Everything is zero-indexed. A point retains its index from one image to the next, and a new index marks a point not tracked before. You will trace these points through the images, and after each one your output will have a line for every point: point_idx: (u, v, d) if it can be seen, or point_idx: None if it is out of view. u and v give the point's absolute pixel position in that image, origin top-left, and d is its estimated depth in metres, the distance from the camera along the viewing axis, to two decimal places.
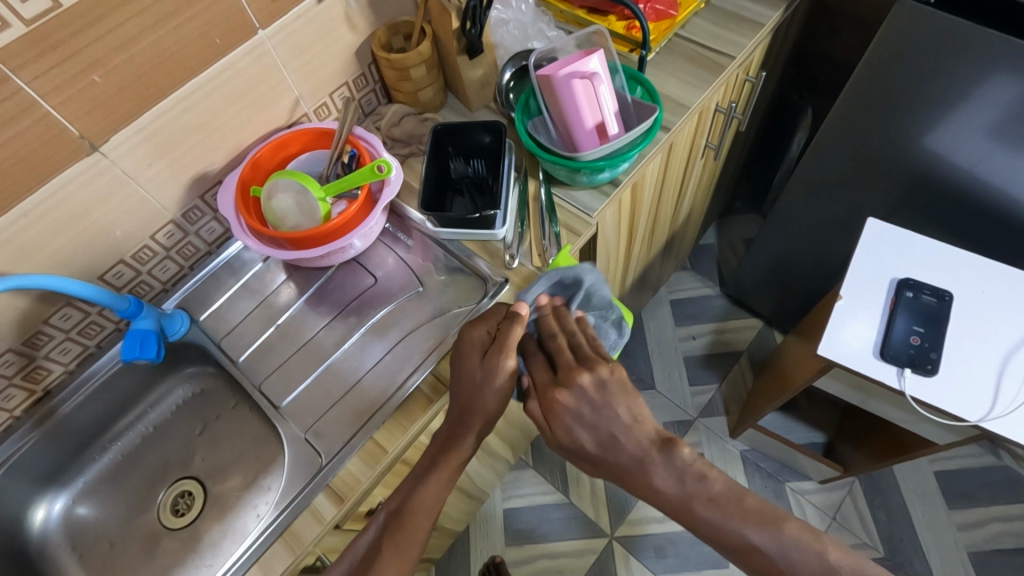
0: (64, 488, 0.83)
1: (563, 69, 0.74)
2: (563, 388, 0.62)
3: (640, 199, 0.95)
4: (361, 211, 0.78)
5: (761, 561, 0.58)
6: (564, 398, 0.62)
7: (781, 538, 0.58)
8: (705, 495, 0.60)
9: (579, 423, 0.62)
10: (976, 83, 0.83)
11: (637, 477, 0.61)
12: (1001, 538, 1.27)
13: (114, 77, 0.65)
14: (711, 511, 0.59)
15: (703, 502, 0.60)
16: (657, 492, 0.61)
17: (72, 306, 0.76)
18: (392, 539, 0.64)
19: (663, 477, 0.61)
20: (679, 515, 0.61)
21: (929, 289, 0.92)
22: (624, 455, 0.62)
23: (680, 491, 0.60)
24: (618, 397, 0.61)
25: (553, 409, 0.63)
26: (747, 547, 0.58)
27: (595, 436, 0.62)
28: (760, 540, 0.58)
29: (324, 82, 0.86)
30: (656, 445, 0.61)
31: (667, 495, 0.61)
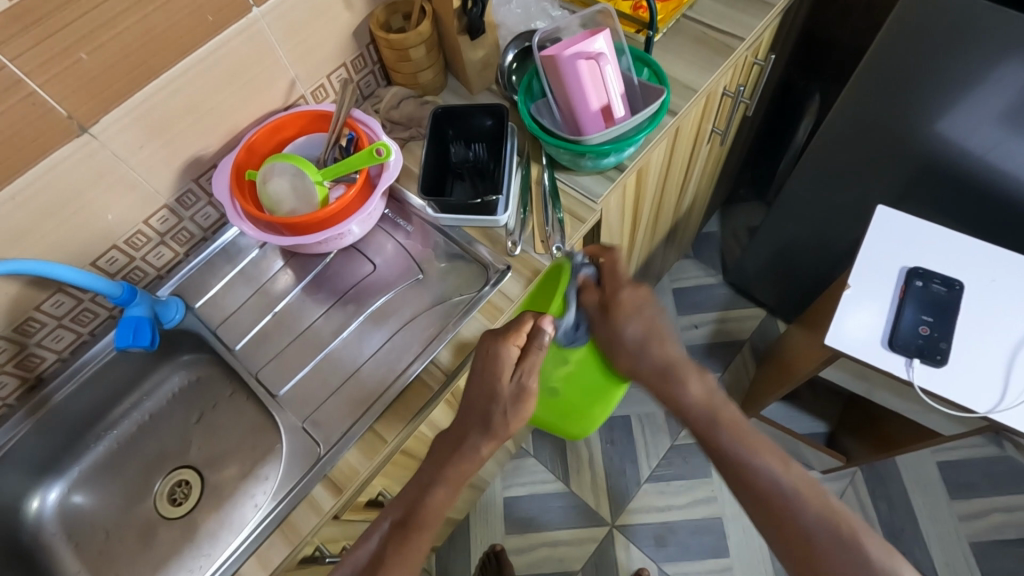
0: (59, 476, 0.82)
1: (568, 49, 0.72)
2: (628, 286, 0.72)
3: (645, 185, 0.93)
4: (359, 196, 0.76)
5: (767, 487, 0.64)
6: (618, 296, 0.72)
7: (787, 470, 0.65)
8: (725, 413, 0.69)
9: (630, 322, 0.71)
10: (991, 66, 0.81)
11: (669, 380, 0.71)
12: (1003, 528, 1.27)
13: (101, 55, 0.63)
14: (730, 436, 0.67)
15: (723, 416, 0.68)
16: (685, 397, 0.70)
17: (64, 292, 0.75)
18: (388, 535, 0.63)
19: (695, 386, 0.71)
20: (698, 424, 0.70)
21: (938, 278, 0.90)
22: (660, 358, 0.71)
23: (705, 398, 0.70)
24: (648, 313, 0.71)
25: (602, 310, 0.72)
26: (750, 466, 0.66)
27: (642, 331, 0.71)
28: (771, 469, 0.65)
29: (321, 63, 0.83)
30: (690, 364, 0.71)
31: (694, 399, 0.70)
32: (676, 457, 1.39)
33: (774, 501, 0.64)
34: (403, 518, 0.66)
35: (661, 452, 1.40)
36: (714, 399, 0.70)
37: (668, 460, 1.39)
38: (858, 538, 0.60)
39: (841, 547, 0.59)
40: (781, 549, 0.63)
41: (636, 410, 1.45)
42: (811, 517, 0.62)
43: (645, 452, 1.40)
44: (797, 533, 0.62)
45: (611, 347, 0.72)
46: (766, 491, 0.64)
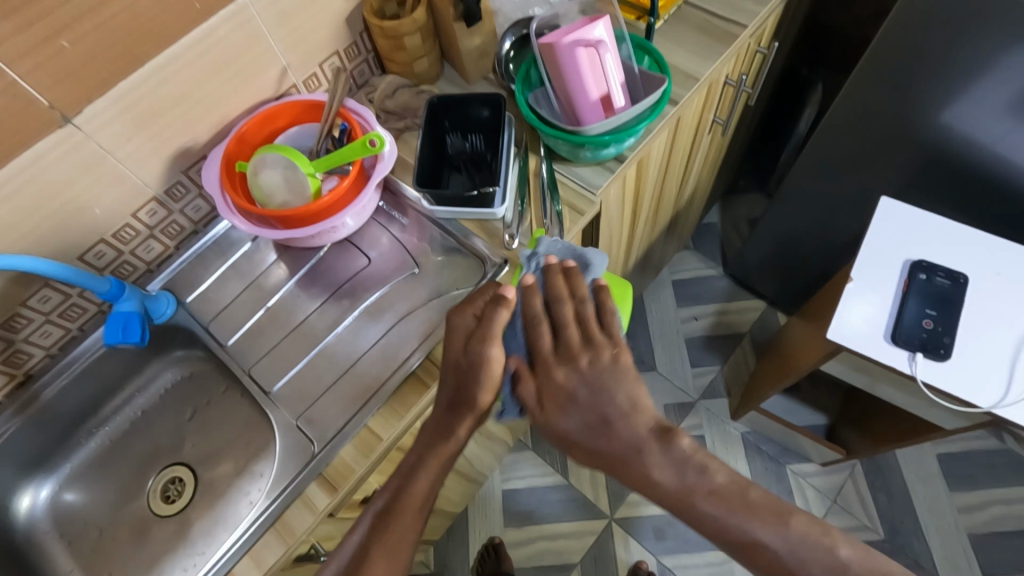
0: (51, 474, 0.81)
1: (567, 37, 0.70)
2: (554, 367, 0.61)
3: (645, 176, 0.92)
4: (353, 188, 0.75)
5: (765, 555, 0.54)
6: (525, 393, 0.63)
7: (786, 530, 0.54)
8: (706, 487, 0.56)
9: (562, 416, 0.61)
10: (1000, 55, 0.78)
11: (625, 467, 0.58)
12: (1002, 520, 1.27)
13: (84, 43, 0.61)
14: (714, 506, 0.55)
15: (702, 493, 0.55)
16: (651, 482, 0.57)
17: (50, 287, 0.73)
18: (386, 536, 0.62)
19: (660, 469, 0.57)
20: (675, 508, 0.57)
21: (943, 271, 0.89)
22: (610, 448, 0.59)
23: (677, 485, 0.56)
24: (566, 407, 0.60)
25: (533, 405, 0.63)
26: (750, 543, 0.54)
27: (581, 422, 0.60)
28: (767, 538, 0.54)
29: (313, 50, 0.81)
30: (653, 436, 0.58)
31: (662, 486, 0.57)
32: None
33: (776, 570, 0.53)
34: (386, 506, 0.63)
35: None
36: (688, 474, 0.56)
37: None
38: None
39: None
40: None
41: None
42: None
43: None
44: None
45: (562, 441, 0.62)
46: (768, 564, 0.54)
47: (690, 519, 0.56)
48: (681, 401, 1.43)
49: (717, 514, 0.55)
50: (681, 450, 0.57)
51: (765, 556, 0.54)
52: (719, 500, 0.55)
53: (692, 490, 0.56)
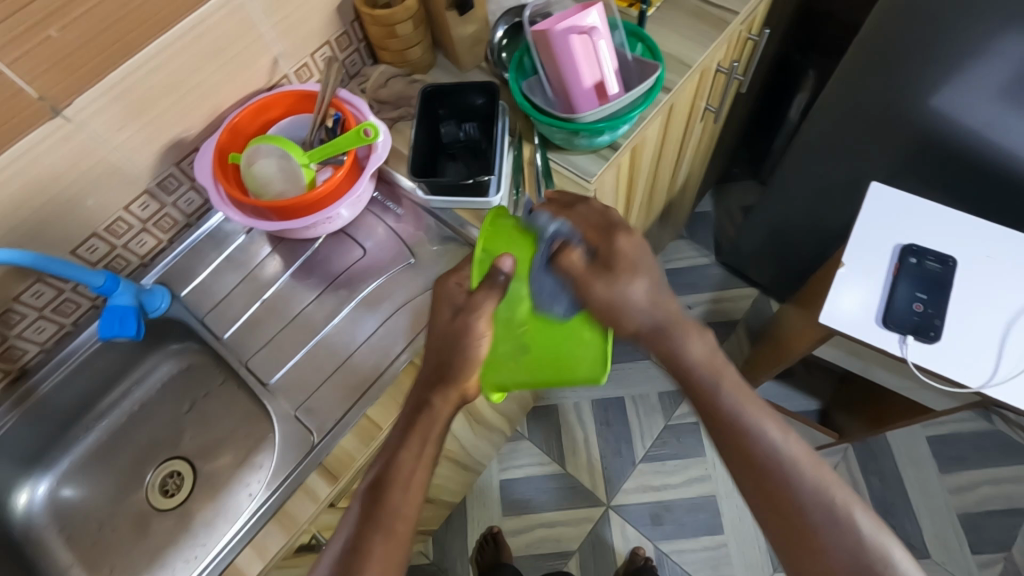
0: (48, 469, 0.81)
1: (560, 23, 0.69)
2: (621, 234, 0.60)
3: (639, 163, 0.92)
4: (348, 177, 0.75)
5: (760, 457, 0.56)
6: (624, 244, 0.60)
7: (787, 437, 0.57)
8: (730, 372, 0.59)
9: (636, 278, 0.59)
10: (991, 39, 0.79)
11: (665, 337, 0.60)
12: (991, 500, 1.29)
13: (72, 32, 0.60)
14: (734, 393, 0.58)
15: (727, 377, 0.59)
16: (684, 357, 0.60)
17: (43, 281, 0.72)
18: None
19: (697, 347, 0.60)
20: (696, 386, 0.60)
21: (933, 254, 0.90)
22: (648, 318, 0.60)
23: (710, 365, 0.59)
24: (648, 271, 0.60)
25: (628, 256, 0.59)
26: (748, 429, 0.57)
27: (646, 291, 0.59)
28: (770, 436, 0.57)
29: (305, 40, 0.80)
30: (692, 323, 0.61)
31: (696, 362, 0.59)
32: (670, 437, 1.40)
33: (764, 471, 0.56)
34: None
35: (655, 433, 1.40)
36: (718, 358, 0.60)
37: (662, 440, 1.39)
38: (850, 512, 0.54)
39: (834, 525, 0.53)
40: (765, 518, 0.56)
41: (631, 392, 1.45)
42: (802, 484, 0.55)
43: (639, 432, 1.41)
44: (786, 504, 0.55)
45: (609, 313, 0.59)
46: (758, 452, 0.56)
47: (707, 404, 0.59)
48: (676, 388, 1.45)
49: (730, 411, 0.58)
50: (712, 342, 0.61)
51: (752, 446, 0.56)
52: (739, 393, 0.58)
53: (717, 375, 0.59)
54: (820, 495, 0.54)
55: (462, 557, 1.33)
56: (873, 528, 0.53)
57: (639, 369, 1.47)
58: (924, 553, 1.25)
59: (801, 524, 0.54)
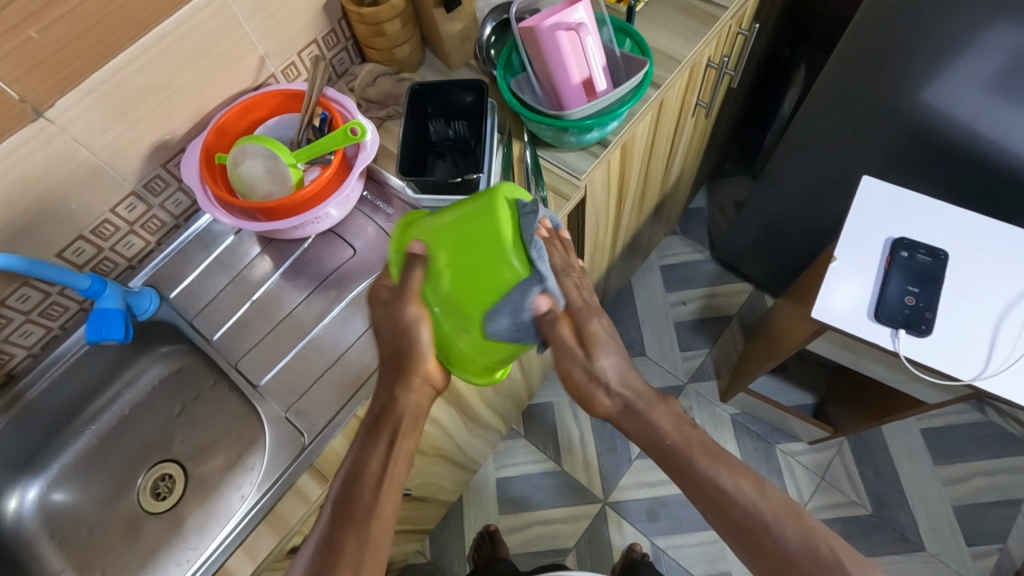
0: (38, 474, 0.80)
1: (547, 19, 0.69)
2: (595, 318, 0.64)
3: (630, 159, 0.91)
4: (336, 177, 0.74)
5: (744, 516, 0.61)
6: (596, 327, 0.63)
7: (763, 491, 0.62)
8: (700, 440, 0.64)
9: (608, 357, 0.65)
10: (981, 31, 0.79)
11: (634, 417, 0.66)
12: (985, 491, 1.29)
13: (52, 32, 0.60)
14: (706, 462, 0.63)
15: (700, 443, 0.64)
16: (656, 432, 0.65)
17: (29, 285, 0.72)
18: None
19: (661, 416, 0.65)
20: (677, 457, 0.64)
21: (924, 248, 0.90)
22: (623, 396, 0.66)
23: (678, 433, 0.65)
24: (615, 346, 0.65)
25: (598, 338, 0.64)
26: (722, 495, 0.62)
27: (615, 365, 0.65)
28: (747, 496, 0.62)
29: (291, 39, 0.80)
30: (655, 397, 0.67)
31: (667, 433, 0.65)
32: None
33: (753, 528, 0.61)
34: None
35: None
36: (684, 425, 0.65)
37: None
38: (839, 560, 0.58)
39: (828, 572, 0.58)
40: (763, 568, 0.61)
41: None
42: (787, 537, 0.60)
43: None
44: (779, 556, 0.60)
45: (591, 385, 0.65)
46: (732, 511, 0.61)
47: (681, 472, 0.64)
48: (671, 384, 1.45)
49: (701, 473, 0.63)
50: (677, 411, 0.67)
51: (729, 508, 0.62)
52: (709, 459, 0.63)
53: (685, 444, 0.64)
54: (806, 544, 0.59)
55: (459, 555, 1.34)
56: (864, 571, 0.57)
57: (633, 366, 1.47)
58: (919, 545, 1.26)
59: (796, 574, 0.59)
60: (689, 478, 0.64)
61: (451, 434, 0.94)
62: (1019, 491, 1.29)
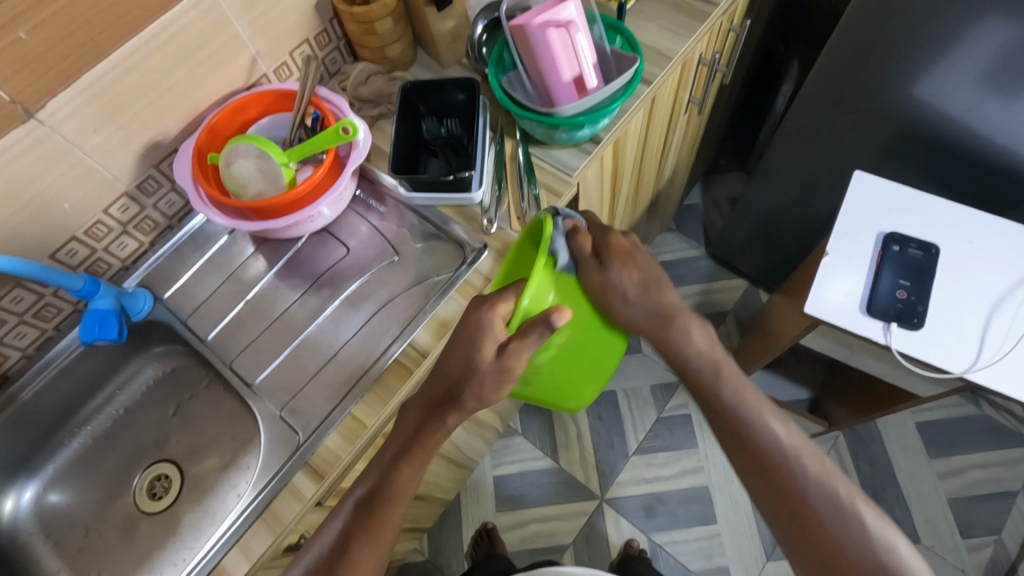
0: (34, 475, 0.81)
1: (538, 17, 0.69)
2: (618, 233, 0.66)
3: (623, 157, 0.92)
4: (329, 175, 0.74)
5: (767, 448, 0.63)
6: (618, 240, 0.65)
7: (787, 427, 0.65)
8: (727, 369, 0.66)
9: (642, 265, 0.65)
10: (971, 26, 0.79)
11: (666, 338, 0.67)
12: (980, 484, 1.30)
13: (41, 33, 0.60)
14: (729, 389, 0.66)
15: (727, 371, 0.66)
16: (685, 350, 0.67)
17: (23, 287, 0.72)
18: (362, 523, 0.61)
19: (692, 340, 0.66)
20: (694, 378, 0.67)
21: (915, 242, 0.90)
22: (657, 313, 0.65)
23: (707, 356, 0.66)
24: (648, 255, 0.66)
25: (625, 253, 0.65)
26: (744, 423, 0.64)
27: (636, 281, 0.64)
28: (769, 430, 0.64)
29: (282, 38, 0.80)
30: (685, 315, 0.67)
31: (698, 354, 0.66)
32: (662, 429, 1.40)
33: (772, 464, 0.62)
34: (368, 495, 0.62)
35: (647, 425, 1.41)
36: (715, 349, 0.67)
37: (654, 432, 1.40)
38: (854, 505, 0.60)
39: (840, 520, 0.59)
40: (774, 508, 0.62)
41: (622, 385, 1.46)
42: (808, 476, 0.61)
43: (631, 425, 1.41)
44: (795, 499, 0.61)
45: (603, 296, 0.63)
46: (756, 446, 0.63)
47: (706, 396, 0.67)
48: (667, 380, 1.45)
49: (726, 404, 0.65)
50: (710, 334, 0.67)
51: (753, 441, 0.64)
52: (735, 387, 0.66)
53: (716, 366, 0.66)
54: (828, 493, 0.61)
55: (458, 553, 1.34)
56: (875, 519, 0.60)
57: (629, 362, 1.48)
58: (915, 538, 1.27)
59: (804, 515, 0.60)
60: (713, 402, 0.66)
61: (448, 433, 0.95)
62: (1014, 484, 1.30)
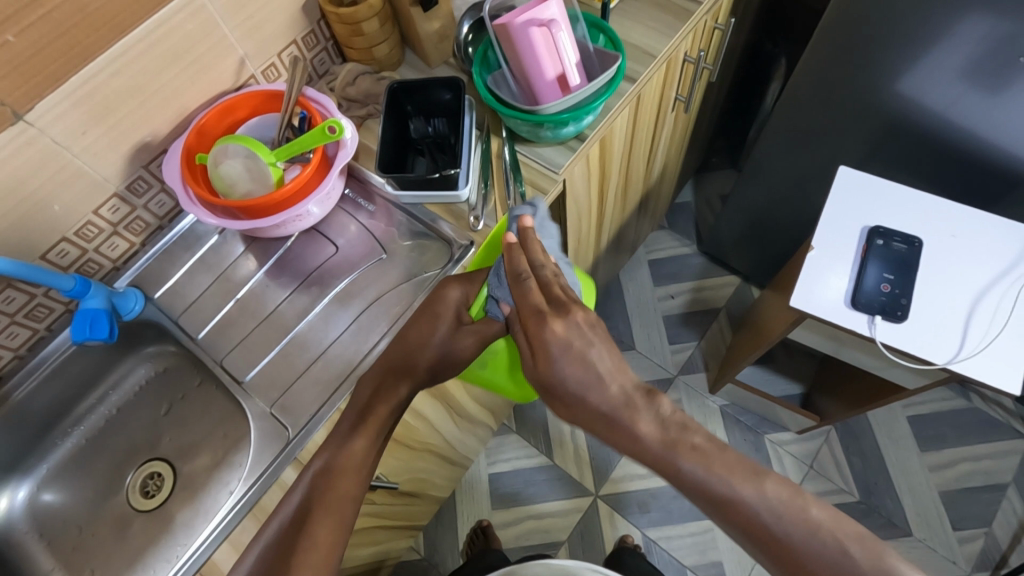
0: (26, 475, 0.81)
1: (520, 17, 0.70)
2: (554, 317, 0.55)
3: (609, 154, 0.93)
4: (316, 175, 0.75)
5: (747, 519, 0.49)
6: (556, 328, 0.55)
7: (763, 489, 0.50)
8: (688, 444, 0.51)
9: (593, 347, 0.54)
10: (951, 22, 0.80)
11: (613, 427, 0.53)
12: (970, 476, 1.31)
13: (29, 36, 0.60)
14: (694, 465, 0.51)
15: (687, 449, 0.51)
16: (637, 439, 0.52)
17: (14, 287, 0.73)
18: None
19: (647, 426, 0.52)
20: (656, 465, 0.52)
21: (900, 235, 0.91)
22: (599, 401, 0.54)
23: (664, 442, 0.52)
24: (597, 340, 0.54)
25: (562, 341, 0.54)
26: (729, 501, 0.50)
27: (580, 371, 0.54)
28: (748, 497, 0.49)
29: (270, 39, 0.81)
30: (634, 393, 0.54)
31: (648, 442, 0.52)
32: None
33: (756, 532, 0.49)
34: None
35: None
36: (671, 431, 0.52)
37: None
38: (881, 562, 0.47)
39: (830, 567, 0.48)
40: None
41: None
42: (810, 556, 0.48)
43: None
44: (792, 563, 0.48)
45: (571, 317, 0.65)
46: (749, 526, 0.49)
47: (670, 477, 0.52)
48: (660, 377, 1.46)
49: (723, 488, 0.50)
50: (663, 411, 0.53)
51: (756, 522, 0.49)
52: (702, 463, 0.51)
53: (670, 464, 0.51)
54: (830, 549, 0.48)
55: (453, 551, 1.35)
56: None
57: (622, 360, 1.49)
58: (906, 531, 1.28)
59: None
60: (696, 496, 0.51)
61: (439, 430, 0.96)
62: (1003, 475, 1.31)
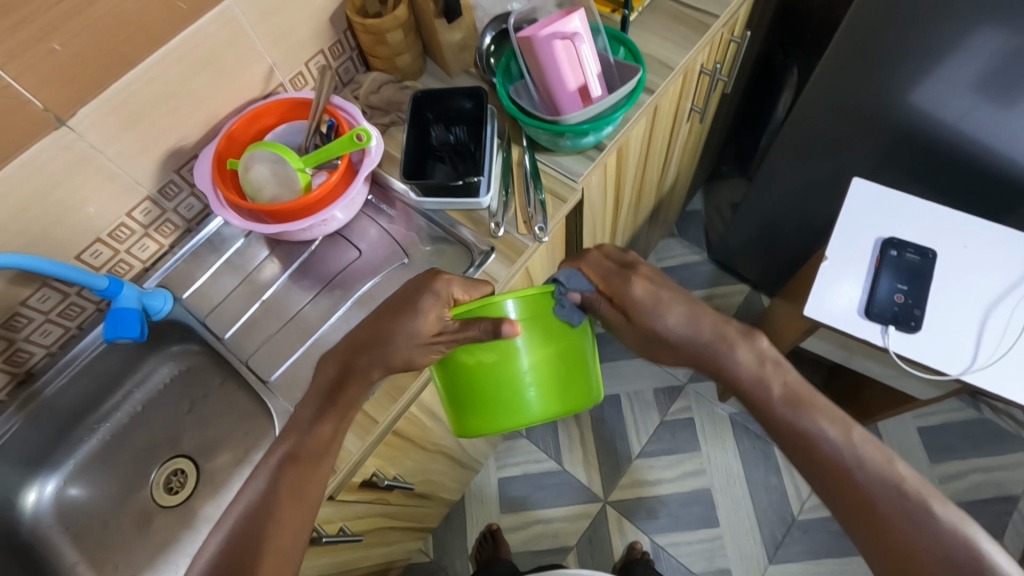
0: (54, 469, 0.83)
1: (544, 30, 0.72)
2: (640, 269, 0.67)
3: (626, 163, 0.94)
4: (342, 181, 0.77)
5: (828, 455, 0.60)
6: (642, 268, 0.67)
7: (850, 438, 0.60)
8: (780, 378, 0.64)
9: (668, 309, 0.66)
10: (964, 36, 0.82)
11: (717, 358, 0.65)
12: (981, 487, 1.31)
13: (73, 46, 0.63)
14: (784, 402, 0.63)
15: (776, 382, 0.64)
16: (736, 371, 0.65)
17: (49, 286, 0.75)
18: None
19: (744, 354, 0.65)
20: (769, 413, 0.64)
21: (912, 247, 0.92)
22: (700, 338, 0.66)
23: (757, 373, 0.65)
24: (676, 301, 0.66)
25: (648, 302, 0.66)
26: (809, 436, 0.61)
27: (683, 315, 0.66)
28: (831, 438, 0.61)
29: (297, 49, 0.83)
30: (736, 333, 0.66)
31: (745, 369, 0.65)
32: (665, 432, 1.42)
33: (835, 467, 0.60)
34: None
35: (650, 428, 1.42)
36: (766, 364, 0.65)
37: (657, 436, 1.41)
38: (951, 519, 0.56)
39: (907, 513, 0.56)
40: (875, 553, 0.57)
41: (626, 389, 1.47)
42: (877, 482, 0.58)
43: (635, 428, 1.43)
44: (861, 499, 0.58)
45: (650, 333, 0.67)
46: (826, 461, 0.60)
47: (764, 416, 0.64)
48: (670, 385, 1.46)
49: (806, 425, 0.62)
50: (758, 347, 0.66)
51: (859, 483, 0.59)
52: (792, 403, 0.63)
53: (764, 381, 0.64)
54: (901, 494, 0.57)
55: (462, 555, 1.36)
56: (943, 509, 0.57)
57: (633, 367, 1.50)
58: None
59: (875, 517, 0.57)
60: (785, 434, 0.63)
61: (453, 432, 0.97)
62: (1015, 487, 1.31)
